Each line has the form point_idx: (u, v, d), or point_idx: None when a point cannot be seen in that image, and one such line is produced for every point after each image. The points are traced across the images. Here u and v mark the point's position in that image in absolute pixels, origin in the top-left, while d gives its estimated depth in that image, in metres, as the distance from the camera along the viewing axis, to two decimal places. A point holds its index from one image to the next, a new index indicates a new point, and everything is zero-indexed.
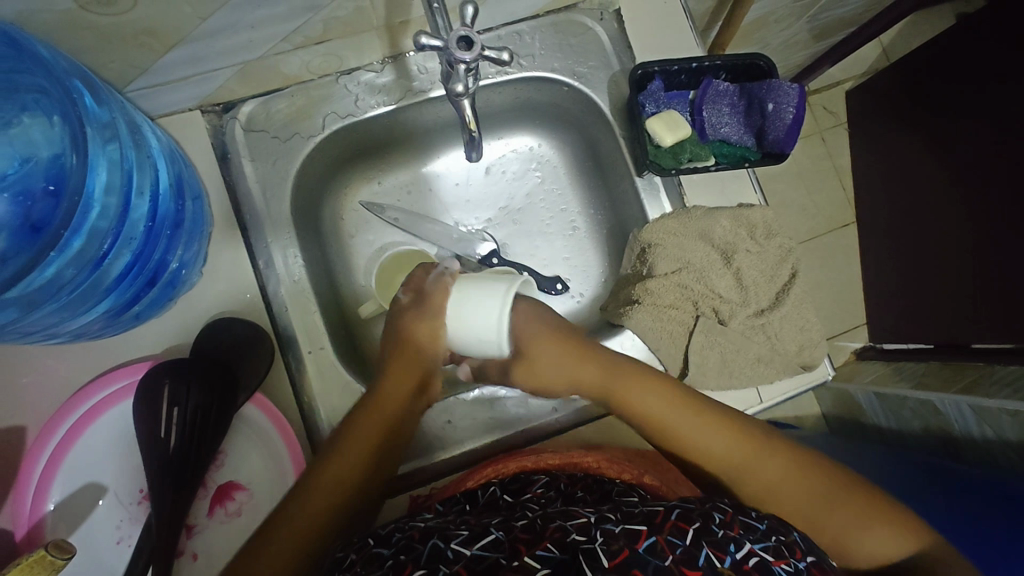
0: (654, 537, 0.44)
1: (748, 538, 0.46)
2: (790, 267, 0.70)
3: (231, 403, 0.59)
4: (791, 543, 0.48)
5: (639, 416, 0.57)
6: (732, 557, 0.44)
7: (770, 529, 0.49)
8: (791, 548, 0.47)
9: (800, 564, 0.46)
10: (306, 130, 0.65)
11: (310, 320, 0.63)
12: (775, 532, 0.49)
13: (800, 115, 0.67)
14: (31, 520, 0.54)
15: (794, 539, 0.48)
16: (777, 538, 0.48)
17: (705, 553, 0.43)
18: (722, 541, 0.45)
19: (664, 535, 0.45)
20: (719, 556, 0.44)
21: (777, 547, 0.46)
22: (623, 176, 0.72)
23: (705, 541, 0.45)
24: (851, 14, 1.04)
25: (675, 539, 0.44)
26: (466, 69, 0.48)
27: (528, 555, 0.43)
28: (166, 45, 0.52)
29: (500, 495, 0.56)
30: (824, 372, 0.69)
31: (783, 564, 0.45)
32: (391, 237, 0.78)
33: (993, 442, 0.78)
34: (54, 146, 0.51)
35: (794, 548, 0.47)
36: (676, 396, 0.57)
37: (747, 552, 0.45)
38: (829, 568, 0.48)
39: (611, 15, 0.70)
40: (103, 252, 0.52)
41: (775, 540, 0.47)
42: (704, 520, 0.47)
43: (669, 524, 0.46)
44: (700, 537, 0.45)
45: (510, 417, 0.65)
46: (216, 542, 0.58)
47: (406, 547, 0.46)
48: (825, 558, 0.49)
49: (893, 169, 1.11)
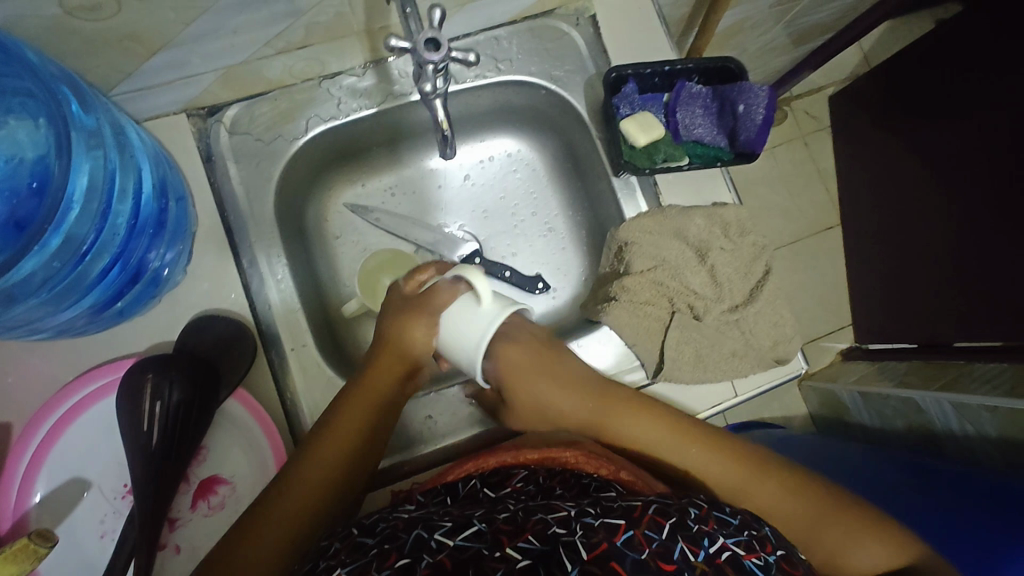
0: (631, 531, 0.45)
1: (722, 532, 0.48)
2: (764, 264, 0.72)
3: (213, 399, 0.60)
4: (762, 537, 0.49)
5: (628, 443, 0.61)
6: (706, 551, 0.45)
7: (743, 523, 0.50)
8: (761, 542, 0.49)
9: (770, 558, 0.47)
10: (289, 133, 0.67)
11: (294, 318, 0.65)
12: (747, 526, 0.50)
13: (769, 116, 0.69)
14: (15, 513, 0.55)
15: (765, 533, 0.50)
16: (750, 533, 0.49)
17: (680, 547, 0.45)
18: (696, 534, 0.46)
19: (641, 529, 0.45)
20: (692, 550, 0.45)
21: (749, 542, 0.48)
22: (600, 176, 0.74)
23: (680, 535, 0.46)
24: (826, 19, 1.07)
25: (652, 533, 0.45)
26: (435, 69, 0.50)
27: (510, 546, 0.44)
28: (151, 49, 0.54)
29: (480, 488, 0.57)
30: (797, 366, 0.69)
31: (755, 558, 0.46)
32: (375, 238, 0.79)
33: (972, 437, 0.80)
34: (39, 147, 0.52)
35: (765, 542, 0.49)
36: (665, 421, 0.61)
37: (719, 546, 0.46)
38: (799, 560, 0.49)
39: (587, 20, 0.72)
40: (84, 250, 0.54)
41: (746, 535, 0.49)
42: (681, 514, 0.48)
43: (646, 518, 0.47)
44: (675, 532, 0.46)
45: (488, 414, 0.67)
46: (198, 536, 0.58)
47: (390, 535, 0.47)
48: (796, 551, 0.50)
49: (873, 170, 1.13)
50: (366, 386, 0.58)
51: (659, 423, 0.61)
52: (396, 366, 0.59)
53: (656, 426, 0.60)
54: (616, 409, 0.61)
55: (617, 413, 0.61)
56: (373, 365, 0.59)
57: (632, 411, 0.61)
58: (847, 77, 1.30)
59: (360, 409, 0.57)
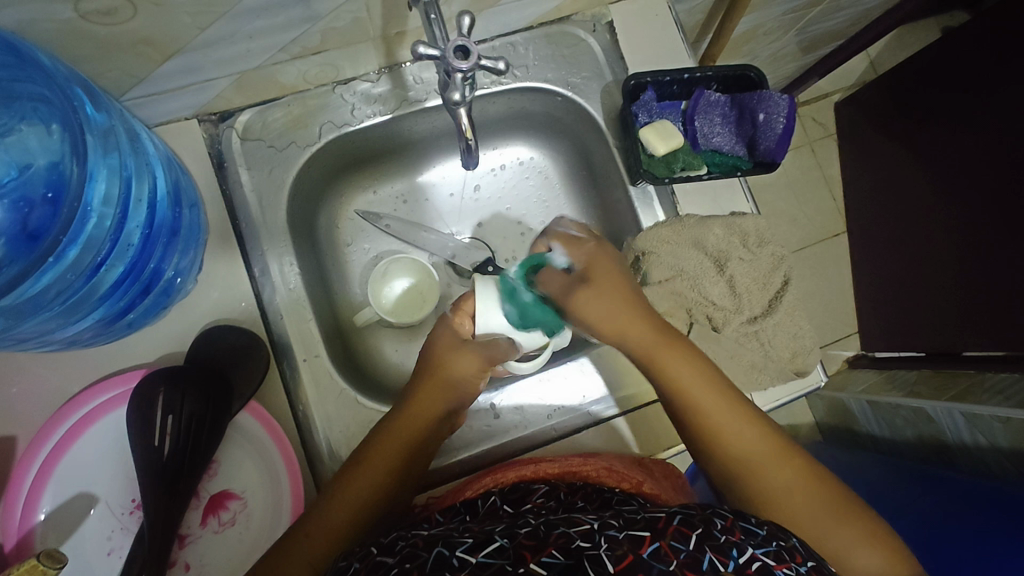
0: (658, 543, 0.44)
1: (750, 542, 0.45)
2: (782, 275, 0.71)
3: (226, 411, 0.58)
4: (791, 547, 0.46)
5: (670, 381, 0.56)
6: (735, 561, 0.43)
7: (770, 534, 0.47)
8: (791, 552, 0.46)
9: (801, 569, 0.44)
10: (302, 139, 0.66)
11: (306, 328, 0.63)
12: (775, 536, 0.47)
13: (791, 125, 0.67)
14: (20, 530, 0.54)
15: (794, 544, 0.47)
16: (778, 543, 0.46)
17: (709, 557, 0.42)
18: (724, 545, 0.44)
19: (666, 540, 0.44)
20: (721, 560, 0.43)
21: (778, 552, 0.45)
22: (617, 185, 0.73)
23: (708, 546, 0.44)
24: (838, 27, 1.07)
25: (678, 544, 0.44)
26: (463, 78, 0.49)
27: (533, 561, 0.42)
28: (164, 54, 0.52)
29: (500, 505, 0.55)
30: (817, 378, 0.68)
31: (786, 568, 0.43)
32: (387, 245, 0.78)
33: (984, 449, 0.78)
34: (51, 154, 0.51)
35: (795, 552, 0.45)
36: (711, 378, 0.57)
37: (749, 556, 0.43)
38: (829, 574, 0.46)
39: (604, 27, 0.71)
40: (99, 261, 0.53)
41: (775, 545, 0.46)
42: (707, 525, 0.46)
43: (671, 530, 0.45)
44: (703, 542, 0.44)
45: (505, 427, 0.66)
46: (208, 553, 0.57)
47: (410, 554, 0.45)
48: (825, 565, 0.47)
49: (881, 177, 1.13)
50: (418, 405, 0.59)
51: (706, 379, 0.56)
52: (437, 401, 0.59)
53: (711, 389, 0.56)
54: (669, 350, 0.57)
55: (668, 349, 0.57)
56: (424, 386, 0.59)
57: (686, 355, 0.57)
58: (854, 84, 1.29)
59: (409, 430, 0.58)
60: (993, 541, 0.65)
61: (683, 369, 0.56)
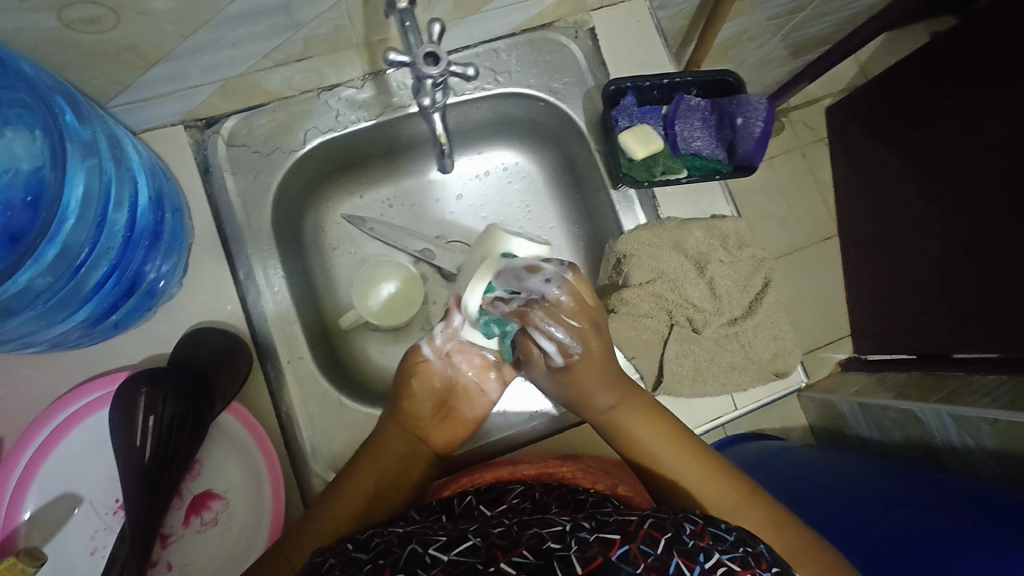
0: (627, 545, 0.44)
1: (717, 548, 0.46)
2: (763, 276, 0.72)
3: (208, 412, 0.60)
4: (758, 553, 0.47)
5: (638, 447, 0.60)
6: (701, 566, 0.44)
7: (738, 540, 0.48)
8: (757, 559, 0.46)
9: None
10: (287, 145, 0.67)
11: (290, 330, 0.64)
12: (743, 542, 0.48)
13: (768, 128, 0.69)
14: (4, 529, 0.54)
15: (761, 550, 0.47)
16: (745, 549, 0.47)
17: (676, 562, 0.43)
18: (691, 550, 0.45)
19: (636, 543, 0.44)
20: (687, 565, 0.43)
21: (744, 558, 0.46)
22: (600, 189, 0.74)
23: (676, 550, 0.44)
24: (822, 32, 1.08)
25: (647, 547, 0.44)
26: (433, 84, 0.50)
27: (504, 560, 0.43)
28: (148, 61, 0.54)
29: (476, 504, 0.56)
30: (796, 379, 0.69)
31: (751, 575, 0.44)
32: (373, 249, 0.79)
33: (971, 449, 0.79)
34: (35, 159, 0.51)
35: (761, 559, 0.46)
36: (676, 435, 0.60)
37: (716, 561, 0.44)
38: None
39: (586, 33, 0.72)
40: (80, 262, 0.54)
41: (742, 551, 0.46)
42: (676, 529, 0.47)
43: (642, 532, 0.46)
44: (671, 546, 0.45)
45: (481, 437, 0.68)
46: (190, 553, 0.58)
47: (384, 551, 0.46)
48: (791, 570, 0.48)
49: (870, 181, 1.14)
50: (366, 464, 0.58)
51: (670, 435, 0.60)
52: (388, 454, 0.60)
53: (673, 441, 0.60)
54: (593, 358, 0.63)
55: (635, 412, 0.61)
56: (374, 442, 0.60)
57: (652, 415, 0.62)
58: (844, 88, 1.30)
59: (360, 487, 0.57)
60: (977, 539, 0.65)
61: (648, 429, 0.60)
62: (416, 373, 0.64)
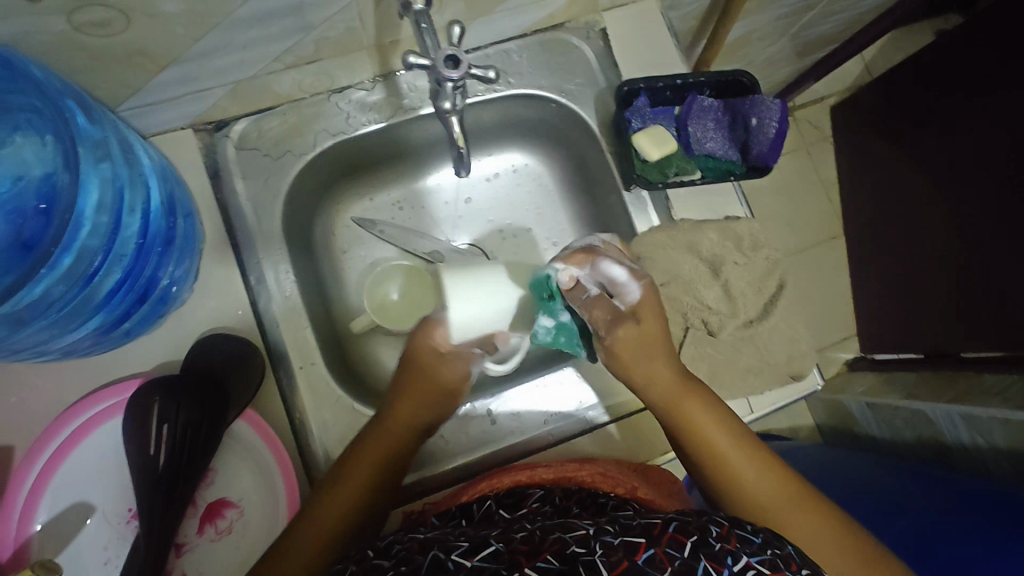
0: (652, 549, 0.44)
1: (745, 551, 0.45)
2: (778, 279, 0.71)
3: (221, 421, 0.59)
4: (787, 555, 0.46)
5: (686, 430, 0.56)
6: (729, 569, 0.43)
7: (765, 542, 0.47)
8: (786, 561, 0.45)
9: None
10: (297, 148, 0.66)
11: (302, 335, 0.63)
12: (771, 545, 0.47)
13: (783, 128, 0.68)
14: (17, 540, 0.54)
15: (790, 552, 0.46)
16: (774, 551, 0.46)
17: (703, 566, 0.42)
18: (719, 553, 0.44)
19: (661, 547, 0.44)
20: (715, 568, 0.43)
21: (773, 560, 0.45)
22: (612, 191, 0.73)
23: (703, 553, 0.44)
24: (831, 30, 1.07)
25: (673, 551, 0.44)
26: (453, 86, 0.50)
27: (528, 565, 0.42)
28: (158, 64, 0.53)
29: (495, 509, 0.56)
30: (813, 381, 0.68)
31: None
32: (383, 252, 0.78)
33: (984, 450, 0.78)
34: (45, 164, 0.51)
35: (790, 561, 0.45)
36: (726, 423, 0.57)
37: (744, 565, 0.43)
38: None
39: (597, 33, 0.71)
40: (94, 269, 0.53)
41: (771, 553, 0.45)
42: (701, 533, 0.46)
43: (665, 537, 0.45)
44: (698, 549, 0.44)
45: (485, 440, 0.66)
46: (204, 562, 0.57)
47: (406, 558, 0.45)
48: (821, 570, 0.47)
49: (877, 180, 1.13)
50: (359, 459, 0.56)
51: (723, 424, 0.56)
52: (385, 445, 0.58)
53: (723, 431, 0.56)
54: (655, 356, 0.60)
55: (687, 400, 0.56)
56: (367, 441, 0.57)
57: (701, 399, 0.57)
58: (850, 87, 1.30)
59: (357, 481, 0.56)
60: (994, 539, 0.64)
61: (700, 419, 0.56)
62: (433, 372, 0.59)
